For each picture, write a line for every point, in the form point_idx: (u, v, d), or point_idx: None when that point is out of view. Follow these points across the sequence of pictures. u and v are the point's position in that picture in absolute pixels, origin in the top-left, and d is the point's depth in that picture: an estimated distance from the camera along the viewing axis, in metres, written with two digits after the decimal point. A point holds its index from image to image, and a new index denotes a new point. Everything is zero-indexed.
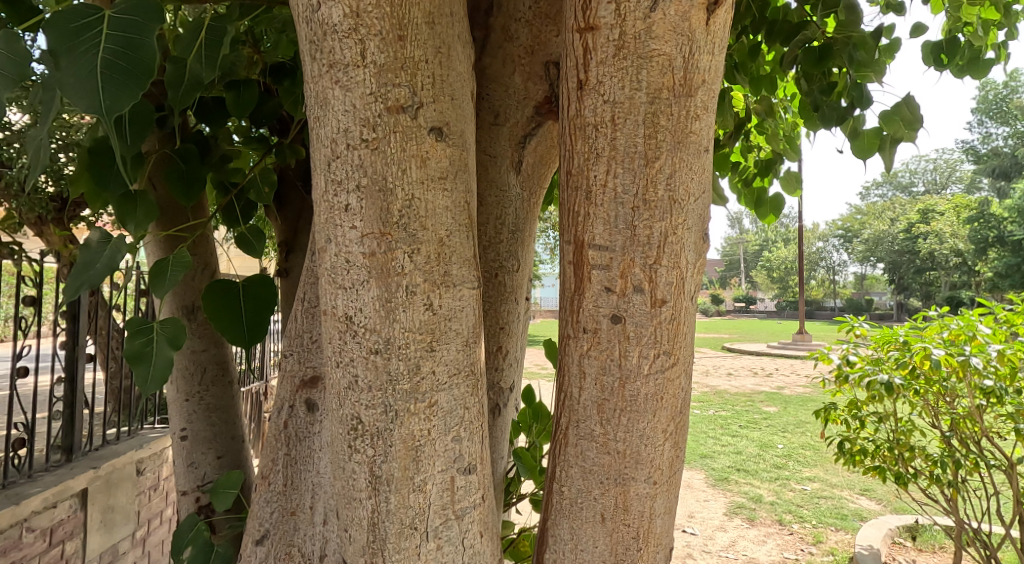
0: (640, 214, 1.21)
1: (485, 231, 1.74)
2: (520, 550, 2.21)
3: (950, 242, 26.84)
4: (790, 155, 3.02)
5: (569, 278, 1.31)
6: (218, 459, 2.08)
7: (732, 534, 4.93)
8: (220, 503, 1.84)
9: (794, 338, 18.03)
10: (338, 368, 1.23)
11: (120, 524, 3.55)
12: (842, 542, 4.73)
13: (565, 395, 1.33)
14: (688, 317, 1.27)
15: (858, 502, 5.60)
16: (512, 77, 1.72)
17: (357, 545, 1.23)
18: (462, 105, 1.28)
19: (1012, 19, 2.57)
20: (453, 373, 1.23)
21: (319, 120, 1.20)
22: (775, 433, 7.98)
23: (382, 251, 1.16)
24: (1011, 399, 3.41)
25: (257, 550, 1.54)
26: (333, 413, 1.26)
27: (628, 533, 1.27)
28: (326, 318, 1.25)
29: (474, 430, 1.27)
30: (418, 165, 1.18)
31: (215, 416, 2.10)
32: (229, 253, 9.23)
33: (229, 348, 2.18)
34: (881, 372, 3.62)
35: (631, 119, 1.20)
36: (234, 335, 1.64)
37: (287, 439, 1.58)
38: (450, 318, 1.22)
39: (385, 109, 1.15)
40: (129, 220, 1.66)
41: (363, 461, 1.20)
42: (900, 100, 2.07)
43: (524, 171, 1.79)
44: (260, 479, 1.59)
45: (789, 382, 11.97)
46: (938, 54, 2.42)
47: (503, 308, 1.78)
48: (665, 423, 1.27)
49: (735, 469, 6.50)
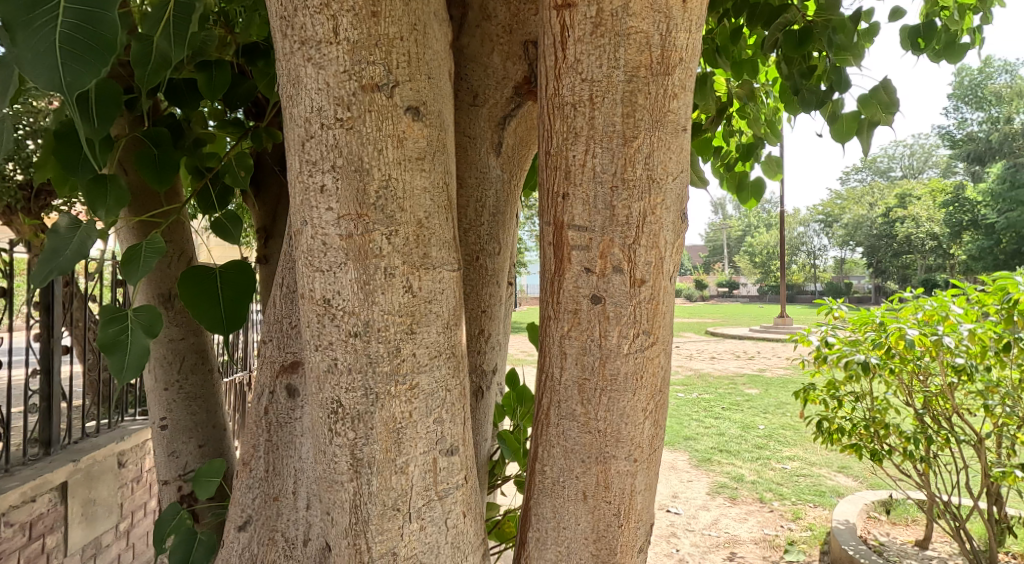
0: (619, 194, 1.21)
1: (465, 214, 1.72)
2: (505, 531, 2.24)
3: (925, 226, 27.47)
4: (770, 140, 3.04)
5: (549, 259, 1.31)
6: (200, 447, 2.06)
7: (714, 512, 5.01)
8: (203, 491, 1.81)
9: (776, 321, 18.27)
10: (317, 352, 1.21)
11: (102, 518, 3.51)
12: (820, 518, 4.84)
13: (546, 375, 1.34)
14: (667, 297, 1.28)
15: (835, 478, 5.72)
16: (491, 57, 1.70)
17: (339, 527, 1.22)
18: (440, 84, 1.27)
19: (987, 3, 2.61)
20: (434, 355, 1.23)
21: (291, 99, 1.18)
22: (757, 414, 8.09)
23: (360, 233, 1.15)
24: (981, 376, 3.46)
25: (240, 536, 1.54)
26: (313, 397, 1.25)
27: (610, 509, 1.28)
28: (303, 301, 1.23)
29: (456, 412, 1.27)
30: (394, 145, 1.16)
31: (196, 405, 2.08)
32: (206, 243, 9.55)
33: (208, 335, 2.15)
34: (858, 352, 3.70)
35: (609, 97, 1.20)
36: (212, 322, 1.61)
37: (269, 426, 1.57)
38: (431, 301, 1.22)
39: (359, 87, 1.13)
40: (99, 206, 1.62)
41: (345, 444, 1.20)
42: (877, 84, 2.12)
43: (504, 152, 1.77)
44: (241, 465, 1.58)
45: (771, 364, 12.19)
46: (916, 38, 2.42)
47: (485, 291, 1.78)
48: (644, 401, 1.28)
49: (718, 449, 6.58)
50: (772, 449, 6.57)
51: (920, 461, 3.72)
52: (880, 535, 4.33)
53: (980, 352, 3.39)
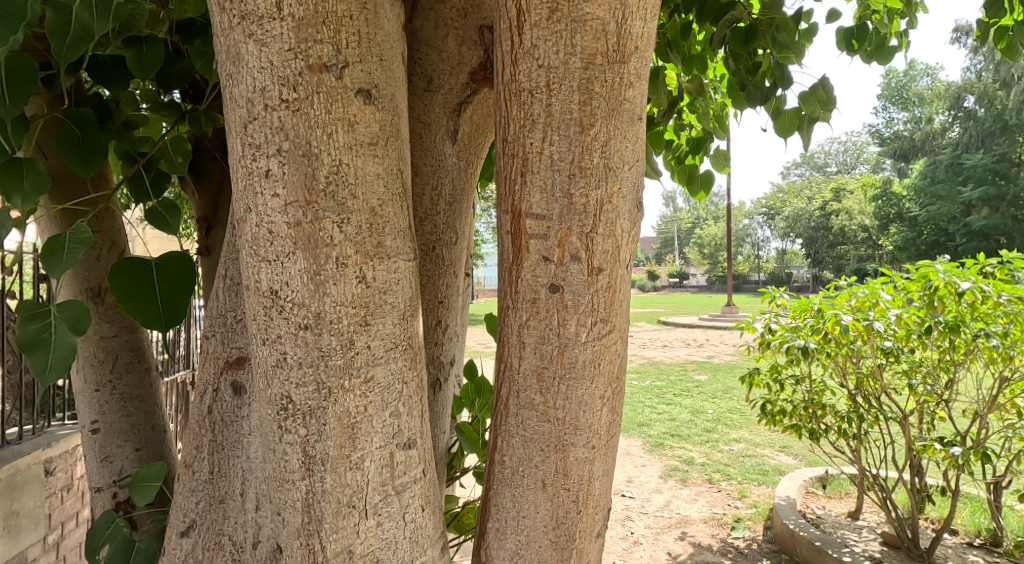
0: (576, 181, 1.21)
1: (420, 202, 1.69)
2: (464, 523, 2.22)
3: (859, 219, 28.73)
4: (719, 134, 3.10)
5: (507, 249, 1.29)
6: (137, 451, 1.97)
7: (666, 495, 5.12)
8: (141, 497, 1.72)
9: (723, 310, 18.79)
10: (264, 346, 1.16)
11: (30, 528, 3.32)
12: (764, 495, 5.02)
13: (505, 365, 1.33)
14: (624, 285, 1.28)
15: (778, 457, 5.93)
16: (445, 41, 1.66)
17: (291, 527, 1.18)
18: (392, 67, 1.23)
19: (912, 8, 2.72)
20: (390, 347, 1.20)
21: (231, 78, 1.12)
22: (706, 399, 8.29)
23: (309, 221, 1.11)
24: (907, 357, 3.59)
25: (182, 542, 1.47)
26: (260, 393, 1.20)
27: (569, 496, 1.29)
28: (249, 293, 1.18)
29: (413, 405, 1.24)
30: (345, 129, 1.12)
31: (131, 406, 1.98)
32: (141, 237, 9.13)
33: (144, 332, 2.06)
34: (798, 338, 3.82)
35: (566, 84, 1.19)
36: (149, 318, 1.54)
37: (213, 425, 1.50)
38: (386, 292, 1.18)
39: (306, 67, 1.09)
40: (15, 194, 1.50)
41: (296, 442, 1.16)
42: (817, 81, 2.18)
43: (460, 139, 1.74)
44: (183, 467, 1.52)
45: (718, 350, 12.54)
46: (850, 40, 2.51)
47: (442, 281, 1.75)
48: (602, 389, 1.28)
49: (670, 434, 6.73)
50: (720, 432, 6.76)
51: (854, 438, 3.83)
52: (819, 508, 4.52)
53: (907, 335, 3.56)
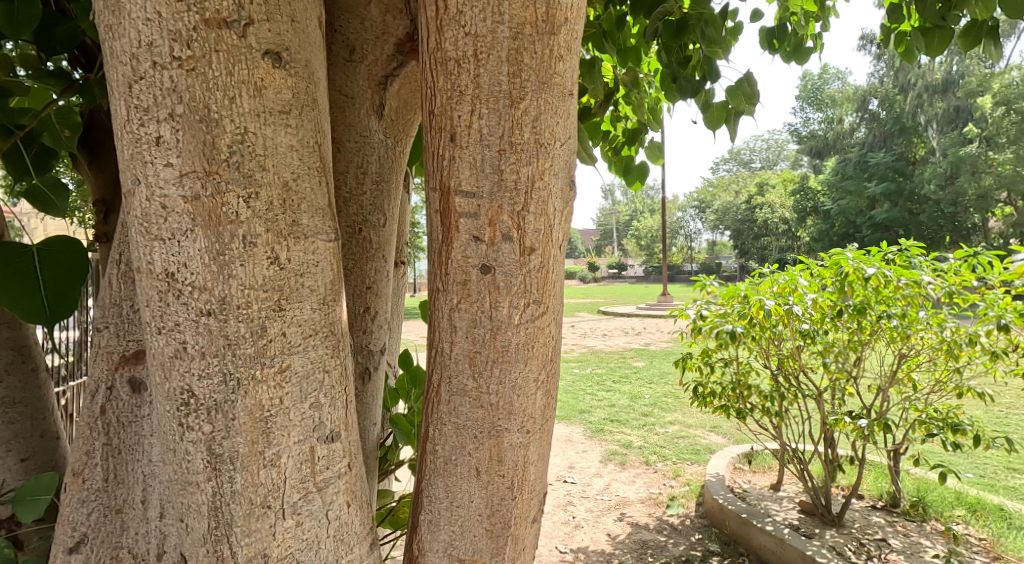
0: (507, 157, 1.15)
1: (344, 180, 1.59)
2: (399, 518, 2.14)
3: (779, 212, 30.11)
4: (654, 126, 3.12)
5: (436, 228, 1.22)
6: (22, 462, 1.79)
7: (606, 479, 5.17)
8: (27, 514, 1.57)
9: (660, 299, 19.26)
10: (160, 335, 1.06)
11: None
12: (697, 473, 5.16)
13: (436, 351, 1.26)
14: (558, 266, 1.23)
15: (709, 436, 6.10)
16: (368, 8, 1.58)
17: (196, 534, 1.09)
18: (306, 30, 1.14)
19: (826, 12, 2.80)
20: (309, 334, 1.11)
21: (111, 31, 1.01)
22: (643, 384, 8.46)
23: (209, 194, 1.01)
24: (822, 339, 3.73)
25: (71, 559, 1.34)
26: (157, 388, 1.09)
27: (503, 483, 1.24)
28: (141, 276, 1.06)
29: (337, 395, 1.16)
30: (250, 94, 1.03)
31: (15, 412, 1.80)
32: None
33: (27, 329, 1.87)
34: (727, 323, 3.90)
35: (494, 54, 1.13)
36: (31, 311, 1.40)
37: (107, 427, 1.37)
38: (303, 274, 1.10)
39: (202, 22, 0.99)
40: None
41: (199, 440, 1.06)
42: (742, 77, 2.21)
43: (387, 115, 1.65)
44: (71, 476, 1.38)
45: (655, 337, 12.85)
46: (771, 40, 2.55)
47: (370, 266, 1.66)
48: (537, 371, 1.23)
49: (610, 420, 6.81)
50: (656, 415, 6.90)
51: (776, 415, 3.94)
52: (745, 483, 4.67)
53: (822, 318, 3.70)
